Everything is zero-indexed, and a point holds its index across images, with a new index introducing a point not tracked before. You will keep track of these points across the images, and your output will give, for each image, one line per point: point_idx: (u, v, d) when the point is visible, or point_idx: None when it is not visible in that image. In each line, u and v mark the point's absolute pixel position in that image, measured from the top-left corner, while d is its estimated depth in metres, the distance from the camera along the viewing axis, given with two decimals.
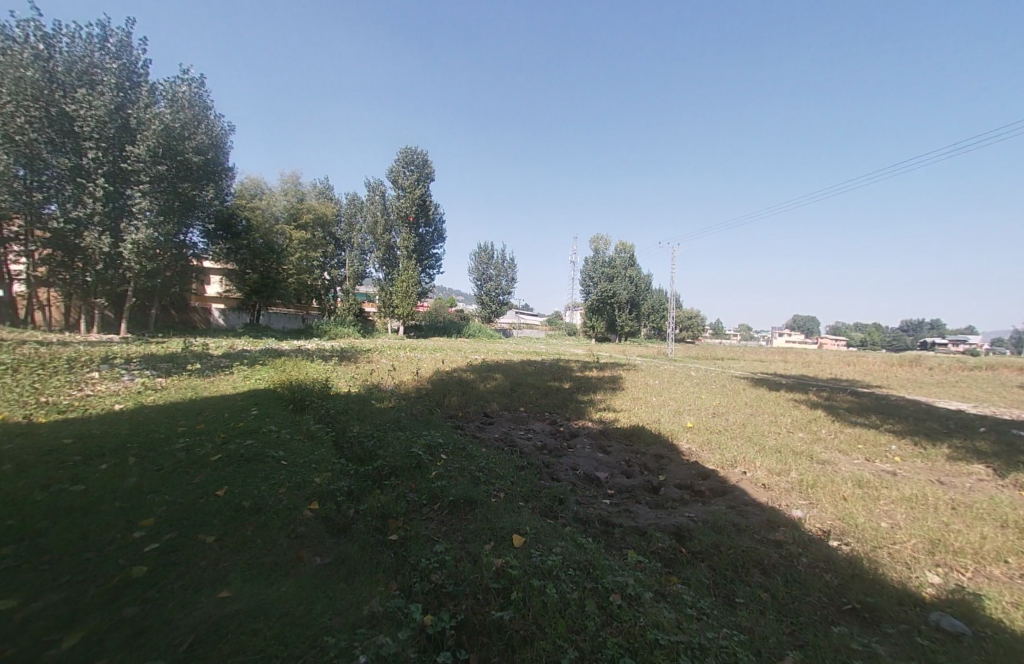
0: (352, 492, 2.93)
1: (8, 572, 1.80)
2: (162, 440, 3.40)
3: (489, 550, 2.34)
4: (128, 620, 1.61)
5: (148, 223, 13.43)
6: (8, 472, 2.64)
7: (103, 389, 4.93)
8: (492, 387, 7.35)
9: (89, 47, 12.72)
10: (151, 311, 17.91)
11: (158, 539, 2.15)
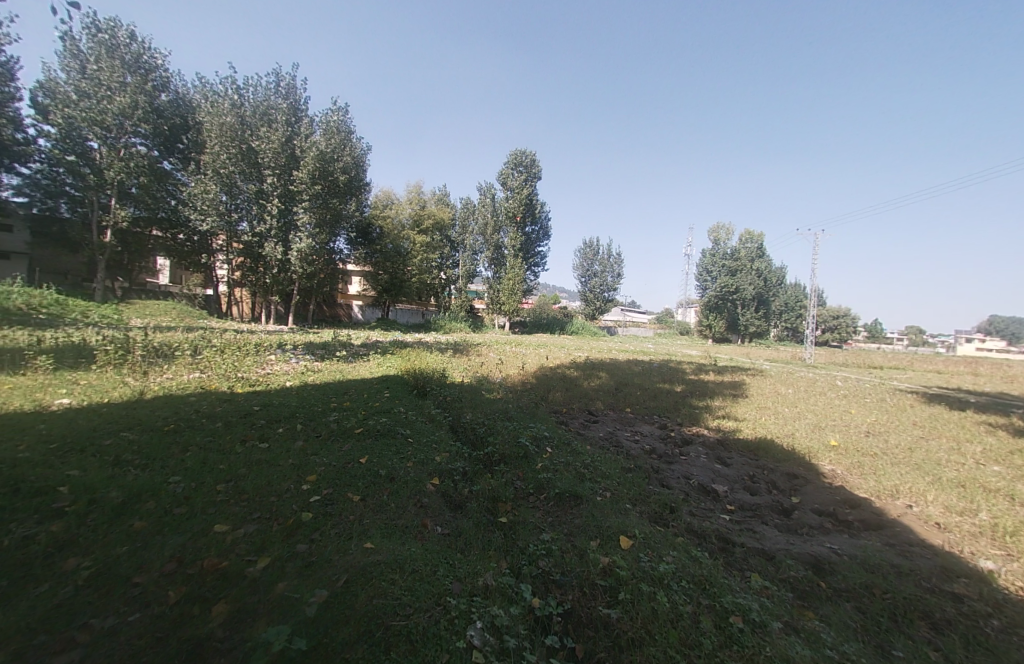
0: (466, 473, 3.19)
1: (223, 504, 2.40)
2: (319, 412, 4.13)
3: (595, 547, 2.34)
4: (299, 555, 2.04)
5: (309, 235, 16.28)
6: (222, 427, 3.49)
7: (279, 369, 6.19)
8: (597, 386, 7.26)
9: (268, 92, 15.83)
10: (309, 306, 21.88)
11: (319, 492, 2.63)
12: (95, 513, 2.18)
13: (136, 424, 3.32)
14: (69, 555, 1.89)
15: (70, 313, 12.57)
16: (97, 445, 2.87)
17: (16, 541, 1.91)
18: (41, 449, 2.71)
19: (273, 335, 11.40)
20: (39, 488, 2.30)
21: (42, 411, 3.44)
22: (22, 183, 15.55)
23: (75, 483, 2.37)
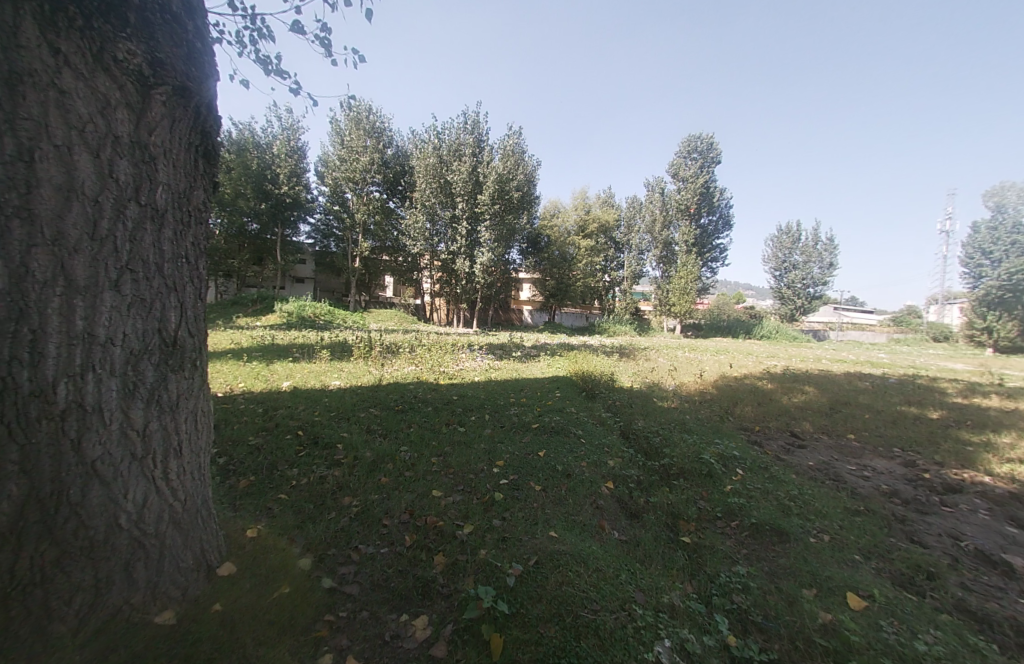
0: (642, 482, 3.11)
1: (436, 474, 2.96)
2: (502, 405, 4.69)
3: (810, 598, 1.96)
4: (496, 529, 2.35)
5: (489, 249, 18.83)
6: (432, 409, 4.32)
7: (468, 366, 7.31)
8: (799, 402, 6.10)
9: (459, 132, 19.01)
10: (488, 311, 25.25)
11: (506, 476, 2.98)
12: (358, 465, 2.97)
13: (378, 403, 4.40)
14: (346, 494, 2.64)
15: (338, 318, 17.73)
16: (356, 415, 3.92)
17: (319, 478, 2.79)
18: (328, 415, 3.86)
19: (462, 337, 13.49)
20: (328, 442, 3.28)
21: (327, 388, 4.92)
22: (310, 230, 22.67)
23: (346, 441, 3.29)
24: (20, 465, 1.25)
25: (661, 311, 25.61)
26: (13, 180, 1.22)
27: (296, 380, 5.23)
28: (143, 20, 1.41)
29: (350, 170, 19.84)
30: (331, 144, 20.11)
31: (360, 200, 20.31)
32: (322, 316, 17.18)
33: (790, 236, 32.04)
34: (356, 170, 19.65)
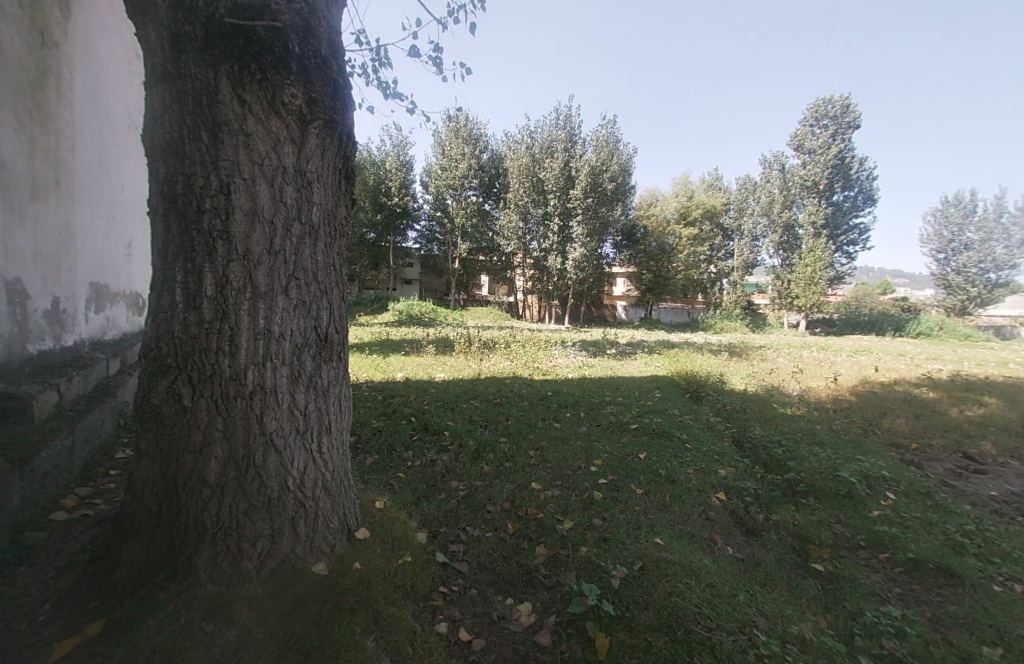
0: (760, 497, 2.83)
1: (535, 467, 3.05)
2: (598, 403, 4.65)
3: (999, 659, 1.56)
4: (597, 529, 2.36)
5: (581, 245, 18.90)
6: (528, 403, 4.46)
7: (562, 362, 7.40)
8: (979, 416, 4.91)
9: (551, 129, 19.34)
10: (580, 307, 25.22)
11: (605, 476, 2.95)
12: (463, 452, 3.20)
13: (479, 395, 4.70)
14: (453, 477, 2.87)
15: (440, 315, 19.33)
16: (460, 406, 4.23)
17: (430, 460, 3.07)
18: (436, 404, 4.23)
19: (555, 334, 13.74)
20: (436, 428, 3.59)
21: (434, 380, 5.41)
22: (415, 235, 25.16)
23: (452, 429, 3.57)
24: (225, 432, 1.61)
25: (781, 303, 22.71)
26: (222, 211, 1.58)
27: (408, 372, 5.84)
28: (302, 67, 1.69)
29: (450, 179, 21.61)
30: (433, 155, 22.09)
31: (458, 206, 22.01)
32: (426, 313, 18.84)
33: (960, 203, 25.78)
34: (455, 178, 21.34)
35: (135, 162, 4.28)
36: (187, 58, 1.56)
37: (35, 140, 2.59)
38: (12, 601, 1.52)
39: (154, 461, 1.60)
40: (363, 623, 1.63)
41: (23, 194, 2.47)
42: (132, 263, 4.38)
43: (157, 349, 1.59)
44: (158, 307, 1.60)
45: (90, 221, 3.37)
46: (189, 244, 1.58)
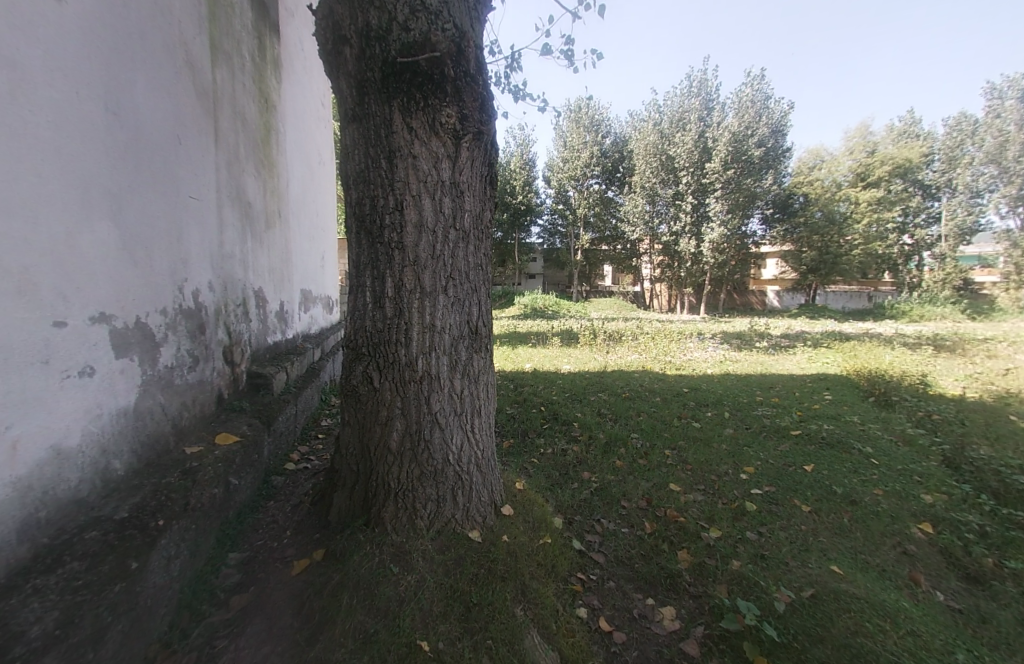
0: (990, 537, 2.19)
1: (674, 468, 2.95)
2: (747, 403, 4.20)
3: None
4: (751, 542, 2.17)
5: (721, 223, 17.18)
6: (663, 400, 4.29)
7: (700, 356, 6.87)
8: None
9: (683, 99, 18.09)
10: (719, 295, 22.82)
11: (759, 488, 2.67)
12: (594, 444, 3.25)
13: (607, 388, 4.65)
14: (585, 468, 2.94)
15: (564, 307, 19.72)
16: (588, 398, 4.27)
17: (561, 450, 3.17)
18: (564, 395, 4.35)
19: (691, 324, 12.72)
20: (566, 419, 3.68)
21: (561, 371, 5.55)
22: (538, 229, 26.21)
23: (581, 420, 3.62)
24: (403, 410, 1.92)
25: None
26: (398, 224, 1.87)
27: (536, 363, 6.12)
28: (455, 88, 1.88)
29: (572, 170, 21.72)
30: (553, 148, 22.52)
31: (582, 196, 22.07)
32: (549, 305, 19.38)
33: None
34: (577, 168, 21.40)
35: (321, 190, 5.36)
36: (369, 98, 1.87)
37: (267, 182, 3.45)
38: (267, 525, 2.15)
39: (353, 429, 2.00)
40: (513, 592, 1.80)
41: (261, 224, 3.33)
42: (324, 271, 5.55)
43: (354, 339, 1.96)
44: (354, 305, 1.97)
45: (299, 240, 4.37)
46: (375, 253, 1.91)
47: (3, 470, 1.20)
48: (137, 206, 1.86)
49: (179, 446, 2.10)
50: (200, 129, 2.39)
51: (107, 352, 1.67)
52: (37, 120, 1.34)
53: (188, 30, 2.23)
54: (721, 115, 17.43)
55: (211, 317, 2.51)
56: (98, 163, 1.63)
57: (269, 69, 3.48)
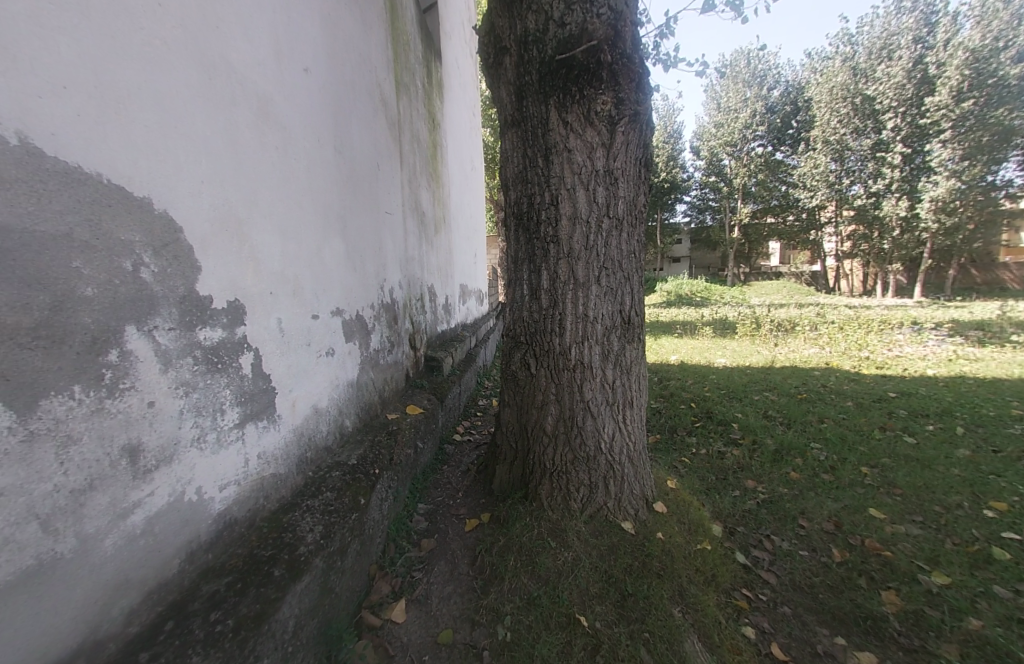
0: None
1: (873, 490, 2.46)
2: (997, 418, 3.16)
3: None
4: (1002, 598, 1.69)
5: (953, 172, 12.79)
6: (855, 407, 3.55)
7: (913, 352, 5.39)
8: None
9: (888, 19, 14.05)
10: (946, 271, 17.20)
11: (1018, 534, 2.01)
12: (759, 451, 2.91)
13: (775, 388, 4.07)
14: (748, 476, 2.67)
15: (713, 293, 17.75)
16: (750, 398, 3.81)
17: (718, 452, 2.93)
18: (719, 392, 3.97)
19: (898, 312, 9.94)
20: (722, 418, 3.35)
21: (714, 365, 5.07)
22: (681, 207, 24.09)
23: (741, 422, 3.27)
24: (557, 396, 2.02)
25: None
26: (553, 218, 1.95)
27: (683, 355, 5.71)
28: (611, 72, 1.85)
29: (728, 134, 20.01)
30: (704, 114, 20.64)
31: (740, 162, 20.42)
32: (697, 292, 17.60)
33: None
34: (734, 131, 19.63)
35: (473, 194, 5.95)
36: (527, 101, 1.99)
37: (436, 192, 3.98)
38: (444, 485, 2.56)
39: (512, 410, 2.19)
40: (670, 591, 1.75)
41: (432, 229, 3.88)
42: (476, 267, 6.16)
43: (513, 329, 2.13)
44: (512, 297, 2.13)
45: (457, 241, 4.95)
46: (532, 248, 2.03)
47: (287, 419, 1.73)
48: (356, 224, 2.39)
49: (384, 411, 2.64)
50: (392, 155, 2.90)
51: (341, 338, 2.21)
52: (298, 165, 1.86)
53: (382, 74, 2.72)
54: (955, 25, 12.91)
55: (401, 310, 3.05)
56: (334, 193, 2.15)
57: (436, 92, 3.99)
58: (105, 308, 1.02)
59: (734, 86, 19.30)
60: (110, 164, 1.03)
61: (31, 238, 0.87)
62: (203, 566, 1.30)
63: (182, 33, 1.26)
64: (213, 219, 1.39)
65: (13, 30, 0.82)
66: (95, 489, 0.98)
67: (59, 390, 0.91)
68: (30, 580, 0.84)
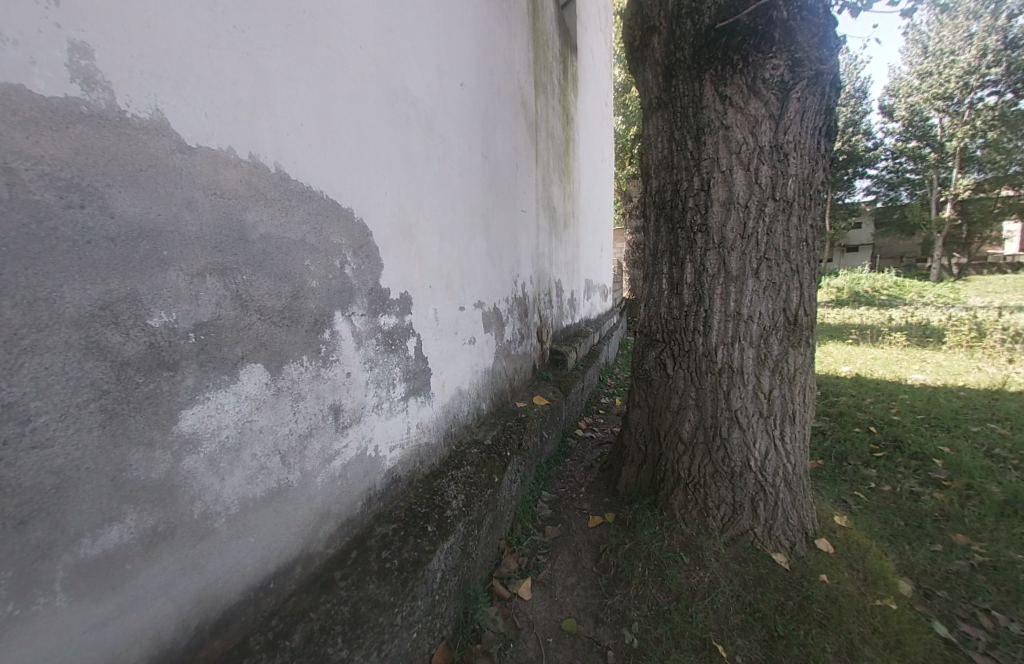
0: None
1: None
2: None
3: None
4: None
5: None
6: None
7: None
8: None
9: None
10: None
11: None
12: (977, 500, 2.23)
13: (1006, 420, 3.05)
14: (957, 529, 2.07)
15: (902, 291, 14.08)
16: (964, 429, 2.93)
17: (911, 492, 2.34)
18: (912, 417, 3.15)
19: None
20: (917, 451, 2.65)
21: (904, 382, 4.03)
22: None
23: (949, 459, 2.55)
24: (698, 400, 1.86)
25: None
26: (702, 205, 1.78)
27: (856, 367, 4.67)
28: (787, 30, 1.59)
29: (934, 86, 15.80)
30: None
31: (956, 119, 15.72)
32: (881, 291, 14.18)
33: None
34: (949, 78, 15.27)
35: (600, 186, 5.81)
36: (677, 80, 1.85)
37: (566, 187, 4.01)
38: (567, 479, 2.61)
39: (643, 410, 2.09)
40: (835, 645, 1.48)
41: (561, 224, 3.92)
42: (600, 260, 6.02)
43: (648, 326, 2.03)
44: (649, 292, 2.02)
45: (584, 235, 4.92)
46: (674, 239, 1.89)
47: (438, 397, 1.97)
48: (497, 223, 2.55)
49: (513, 399, 2.80)
50: (529, 154, 3.02)
51: (482, 328, 2.40)
52: (453, 173, 2.07)
53: (522, 76, 2.83)
54: None
55: (531, 304, 3.18)
56: (481, 195, 2.34)
57: (569, 86, 4.00)
58: (322, 296, 1.29)
59: (951, 22, 14.86)
60: (328, 183, 1.31)
61: (283, 242, 1.14)
62: (377, 511, 1.56)
63: (375, 68, 1.52)
64: (393, 224, 1.64)
65: (275, 86, 1.10)
66: (313, 436, 1.26)
67: (294, 358, 1.19)
68: (272, 499, 1.12)
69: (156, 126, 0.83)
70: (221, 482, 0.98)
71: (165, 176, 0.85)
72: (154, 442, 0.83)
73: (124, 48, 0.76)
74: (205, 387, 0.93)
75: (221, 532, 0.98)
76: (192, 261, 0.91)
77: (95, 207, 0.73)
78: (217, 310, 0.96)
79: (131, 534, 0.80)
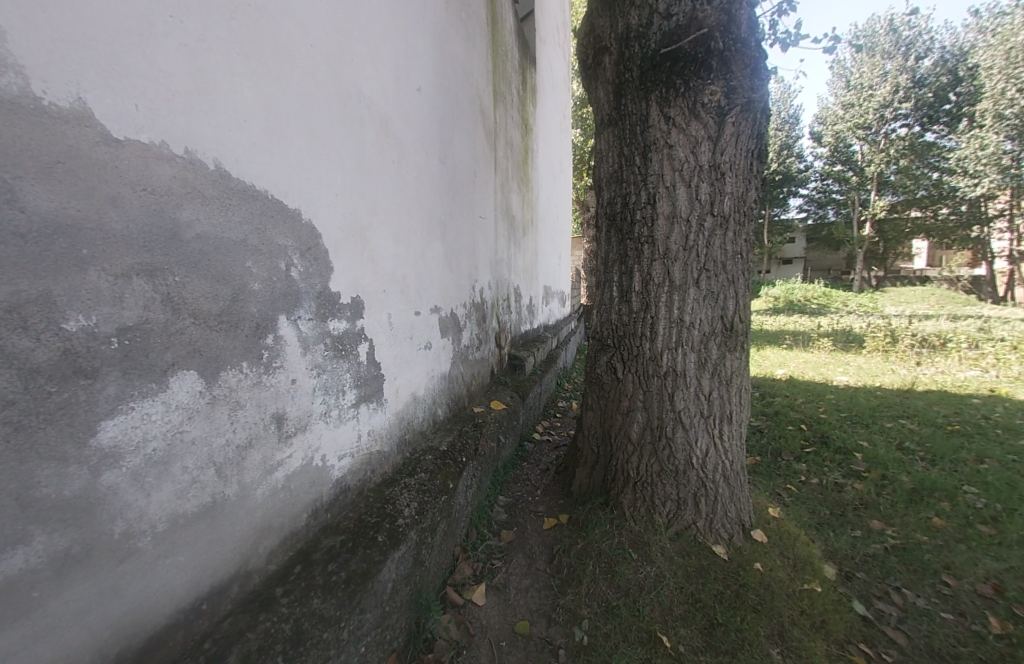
0: None
1: None
2: None
3: None
4: None
5: None
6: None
7: None
8: None
9: None
10: None
11: None
12: (889, 488, 2.48)
13: (914, 415, 3.42)
14: (873, 516, 2.28)
15: (835, 300, 15.44)
16: (879, 425, 3.25)
17: (835, 484, 2.56)
18: (837, 414, 3.45)
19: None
20: (841, 446, 2.91)
21: (831, 383, 4.41)
22: None
23: (867, 452, 2.81)
24: (646, 402, 1.95)
25: None
26: (649, 217, 1.88)
27: (791, 370, 5.06)
28: (722, 60, 1.73)
29: (857, 117, 17.53)
30: None
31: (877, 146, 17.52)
32: (816, 300, 15.49)
33: None
34: (868, 110, 17.02)
35: (560, 195, 5.97)
36: (626, 99, 1.95)
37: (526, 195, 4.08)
38: (524, 483, 2.63)
39: (596, 413, 2.16)
40: (767, 629, 1.59)
41: (520, 231, 3.99)
42: (561, 268, 6.16)
43: (599, 331, 2.10)
44: (601, 298, 2.10)
45: (545, 243, 5.03)
46: (624, 248, 1.98)
47: (392, 403, 1.93)
48: (455, 229, 2.56)
49: (471, 404, 2.80)
50: (488, 162, 3.06)
51: (439, 333, 2.40)
52: (409, 177, 2.06)
53: (481, 85, 2.88)
54: None
55: (490, 309, 3.20)
56: (438, 200, 2.34)
57: (530, 97, 4.10)
58: (265, 300, 1.25)
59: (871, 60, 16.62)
60: (272, 182, 1.27)
61: (221, 243, 1.10)
62: (324, 523, 1.51)
63: (327, 68, 1.49)
64: (344, 227, 1.61)
65: (214, 80, 1.06)
66: (252, 447, 1.20)
67: (233, 365, 1.14)
68: (205, 514, 1.06)
69: (77, 116, 0.77)
70: (147, 498, 0.92)
71: (86, 170, 0.80)
72: (67, 456, 0.77)
73: (41, 32, 0.71)
74: (129, 396, 0.88)
75: (145, 552, 0.92)
76: (115, 261, 0.85)
77: (4, 200, 0.68)
78: (144, 314, 0.91)
79: (40, 558, 0.73)
